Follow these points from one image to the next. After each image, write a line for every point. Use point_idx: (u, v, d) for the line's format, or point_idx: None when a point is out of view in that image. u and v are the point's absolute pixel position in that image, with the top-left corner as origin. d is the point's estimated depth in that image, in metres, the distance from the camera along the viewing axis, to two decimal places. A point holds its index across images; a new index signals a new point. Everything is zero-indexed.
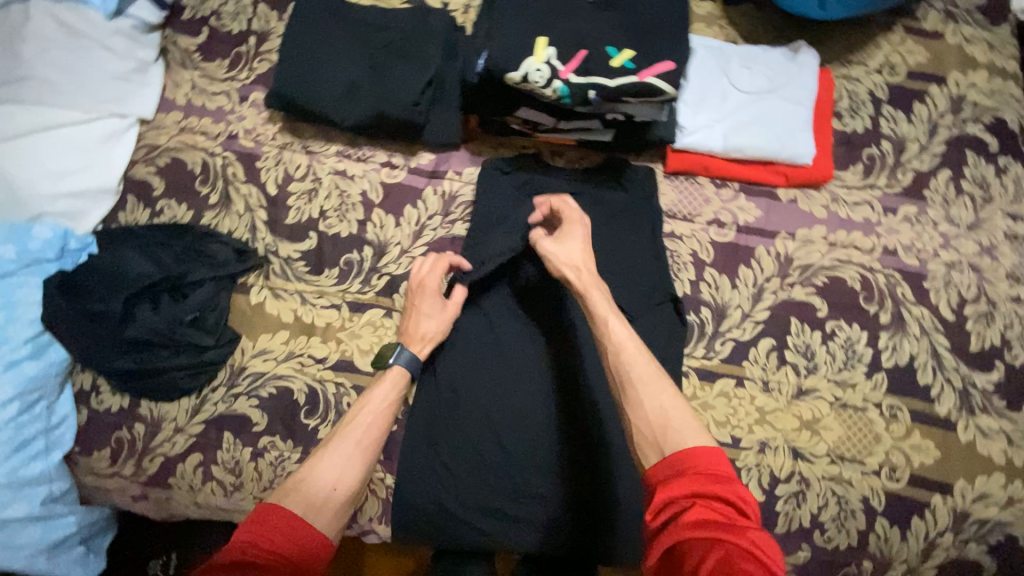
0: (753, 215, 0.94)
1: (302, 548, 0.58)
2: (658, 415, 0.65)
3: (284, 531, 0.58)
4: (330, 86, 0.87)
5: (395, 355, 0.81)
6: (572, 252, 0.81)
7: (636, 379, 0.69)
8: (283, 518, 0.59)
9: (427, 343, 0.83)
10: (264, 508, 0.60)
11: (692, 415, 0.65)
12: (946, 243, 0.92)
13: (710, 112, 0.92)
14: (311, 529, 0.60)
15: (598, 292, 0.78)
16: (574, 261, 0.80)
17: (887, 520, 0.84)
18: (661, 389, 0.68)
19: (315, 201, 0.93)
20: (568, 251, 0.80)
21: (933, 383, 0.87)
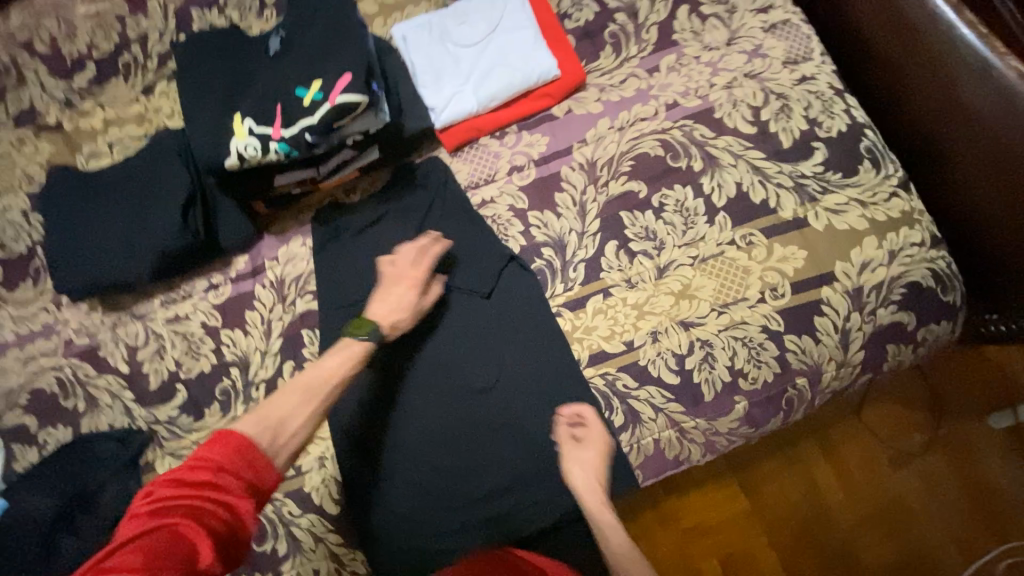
0: (543, 144, 0.95)
1: (249, 477, 0.63)
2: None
3: (233, 462, 0.62)
4: (110, 254, 0.89)
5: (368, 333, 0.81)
6: (584, 478, 0.81)
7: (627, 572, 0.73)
8: (232, 447, 0.64)
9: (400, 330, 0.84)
10: (221, 434, 0.64)
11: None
12: (715, 69, 0.94)
13: (452, 78, 0.93)
14: (268, 464, 0.65)
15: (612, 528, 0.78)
16: (586, 486, 0.80)
17: (796, 334, 0.85)
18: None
19: (168, 355, 0.95)
20: (581, 477, 0.81)
21: (767, 195, 0.89)
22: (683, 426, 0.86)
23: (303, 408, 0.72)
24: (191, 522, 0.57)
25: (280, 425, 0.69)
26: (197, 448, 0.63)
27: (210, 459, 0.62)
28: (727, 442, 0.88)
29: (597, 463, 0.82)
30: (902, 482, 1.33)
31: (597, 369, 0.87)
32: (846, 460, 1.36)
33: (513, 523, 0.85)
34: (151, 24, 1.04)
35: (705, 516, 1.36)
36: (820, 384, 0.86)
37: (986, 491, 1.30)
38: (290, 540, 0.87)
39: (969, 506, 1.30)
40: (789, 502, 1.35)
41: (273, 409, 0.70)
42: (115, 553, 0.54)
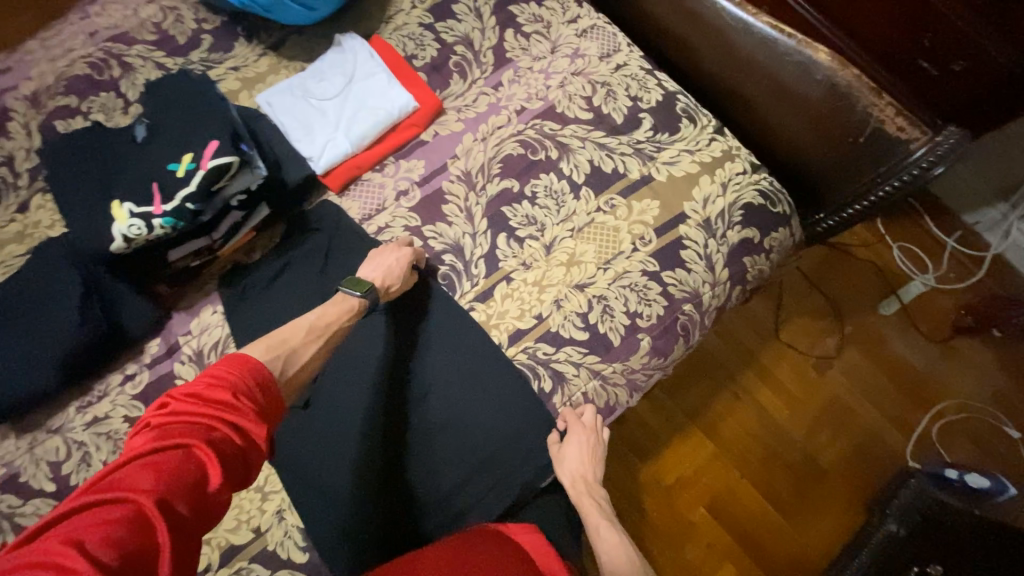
0: (420, 167, 1.06)
1: (259, 408, 0.63)
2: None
3: (247, 384, 0.64)
4: (10, 369, 0.88)
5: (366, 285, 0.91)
6: (569, 466, 0.91)
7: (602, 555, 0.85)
8: (243, 377, 0.64)
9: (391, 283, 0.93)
10: (234, 357, 0.67)
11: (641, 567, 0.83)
12: (548, 74, 1.11)
13: (323, 129, 1.03)
14: (277, 392, 0.67)
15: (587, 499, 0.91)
16: (571, 473, 0.91)
17: (670, 270, 1.00)
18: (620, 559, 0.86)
19: (95, 459, 0.92)
20: (567, 465, 0.91)
21: (616, 163, 1.05)
22: (603, 374, 0.96)
23: (312, 351, 0.79)
24: (204, 439, 0.57)
25: (289, 360, 0.75)
26: (209, 370, 0.64)
27: (223, 382, 0.62)
28: (645, 377, 0.99)
29: (584, 451, 0.91)
30: (831, 381, 1.51)
31: (517, 346, 0.97)
32: (781, 378, 1.52)
33: (481, 508, 0.91)
34: (15, 144, 1.05)
35: (681, 469, 1.46)
36: (703, 305, 1.01)
37: (890, 366, 1.51)
38: None
39: (887, 384, 1.50)
40: (746, 431, 1.48)
41: (283, 347, 0.76)
42: (121, 469, 0.53)
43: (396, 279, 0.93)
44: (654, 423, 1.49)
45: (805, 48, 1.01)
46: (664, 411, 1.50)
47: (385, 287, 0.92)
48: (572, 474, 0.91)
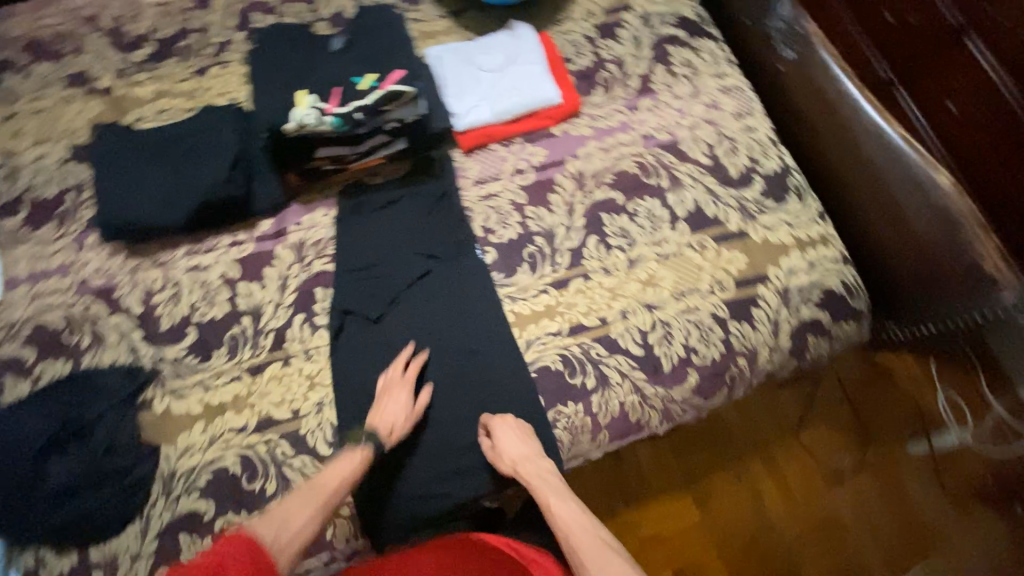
0: (541, 155, 1.15)
1: (247, 566, 0.68)
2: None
3: (242, 560, 0.68)
4: (153, 199, 1.00)
5: (367, 438, 0.90)
6: (515, 446, 0.93)
7: (586, 556, 0.82)
8: (238, 550, 0.69)
9: (394, 428, 0.92)
10: (239, 533, 0.72)
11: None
12: (681, 113, 1.20)
13: (473, 94, 1.14)
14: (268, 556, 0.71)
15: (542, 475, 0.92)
16: (513, 456, 0.91)
17: (738, 321, 1.04)
18: (605, 559, 0.81)
19: (183, 301, 1.02)
20: (512, 446, 0.92)
21: (719, 210, 1.11)
22: (645, 393, 1.00)
23: (307, 506, 0.81)
24: None
25: (293, 533, 0.78)
26: (214, 546, 0.69)
27: (228, 561, 0.67)
28: (681, 411, 1.03)
29: (523, 437, 0.94)
30: (837, 500, 1.49)
31: (575, 338, 1.02)
32: (789, 478, 1.51)
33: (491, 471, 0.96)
34: (215, 20, 1.21)
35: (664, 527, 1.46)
36: (757, 364, 1.04)
37: (901, 504, 1.48)
38: (279, 480, 0.92)
39: (891, 522, 1.46)
40: (738, 516, 1.47)
41: (283, 512, 0.79)
42: None
43: (401, 428, 0.92)
44: (650, 475, 1.50)
45: (927, 169, 1.02)
46: (664, 466, 1.51)
47: (389, 433, 0.91)
48: (515, 459, 0.91)
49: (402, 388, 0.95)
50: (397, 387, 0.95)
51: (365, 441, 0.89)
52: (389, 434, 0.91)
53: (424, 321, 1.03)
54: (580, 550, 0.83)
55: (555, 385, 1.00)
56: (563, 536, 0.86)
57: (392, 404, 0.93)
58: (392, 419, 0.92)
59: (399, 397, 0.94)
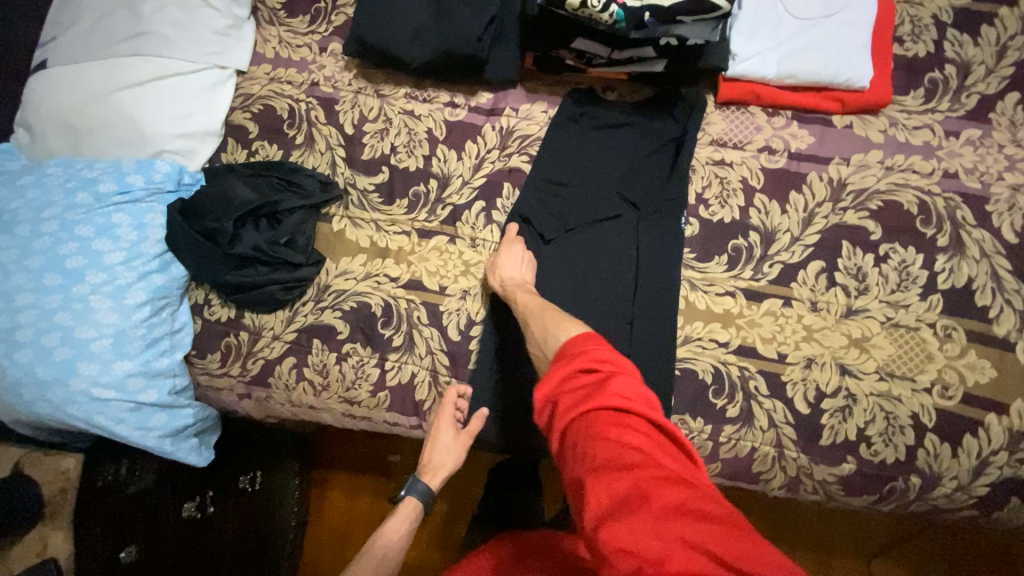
0: (806, 142, 0.94)
1: None
2: (544, 332, 0.73)
3: None
4: (402, 29, 0.95)
5: (409, 488, 0.89)
6: (513, 268, 0.91)
7: (530, 315, 0.79)
8: None
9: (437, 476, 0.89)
10: None
11: (568, 320, 0.72)
12: (1012, 165, 0.90)
13: (765, 38, 0.93)
14: None
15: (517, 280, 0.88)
16: (511, 274, 0.90)
17: (939, 437, 0.85)
18: (548, 313, 0.77)
19: (387, 139, 1.03)
20: (511, 267, 0.91)
21: (992, 304, 0.86)
22: (785, 451, 0.87)
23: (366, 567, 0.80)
24: None
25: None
26: None
27: None
28: (810, 489, 0.89)
29: (525, 260, 0.92)
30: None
31: (739, 360, 0.89)
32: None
33: None
34: None
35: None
36: (929, 492, 0.86)
37: None
38: (407, 338, 0.96)
39: None
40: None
41: None
42: None
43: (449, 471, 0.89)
44: None
45: None
46: None
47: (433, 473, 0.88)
48: (510, 270, 0.91)
49: (447, 428, 0.89)
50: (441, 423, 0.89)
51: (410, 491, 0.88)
52: (433, 479, 0.89)
53: (594, 263, 0.96)
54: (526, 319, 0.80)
55: (693, 393, 0.90)
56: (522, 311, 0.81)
57: (440, 442, 0.88)
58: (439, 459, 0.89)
59: (446, 435, 0.89)
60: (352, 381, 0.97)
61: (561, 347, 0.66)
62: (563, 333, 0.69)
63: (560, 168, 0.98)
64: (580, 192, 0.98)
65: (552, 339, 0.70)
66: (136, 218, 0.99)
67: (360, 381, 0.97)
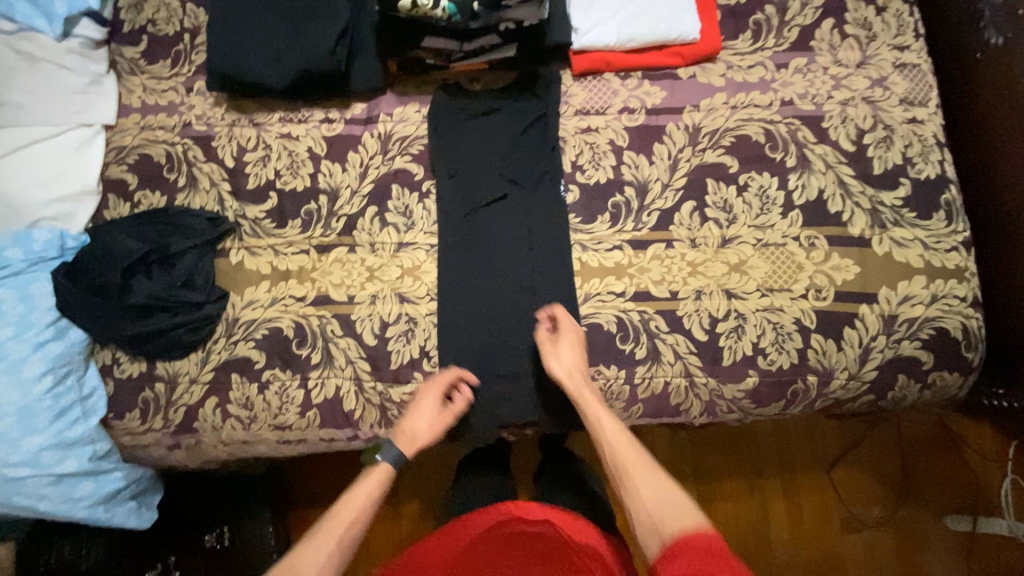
0: (659, 97, 1.02)
1: None
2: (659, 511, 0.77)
3: None
4: (257, 56, 0.97)
5: (384, 453, 0.89)
6: (566, 358, 0.89)
7: (632, 468, 0.81)
8: None
9: (416, 443, 0.89)
10: None
11: (685, 497, 0.78)
12: (838, 83, 1.00)
13: (601, 9, 1.00)
14: None
15: (584, 388, 0.88)
16: (566, 368, 0.88)
17: (823, 336, 0.93)
18: (658, 482, 0.80)
19: (270, 165, 1.04)
20: (563, 358, 0.88)
21: (844, 209, 0.95)
22: (695, 379, 0.94)
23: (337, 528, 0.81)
24: None
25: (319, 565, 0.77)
26: None
27: None
28: (726, 409, 0.96)
29: (573, 345, 0.90)
30: (847, 542, 1.45)
31: (638, 305, 0.95)
32: (803, 506, 1.48)
33: (520, 408, 0.95)
34: None
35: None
36: (827, 388, 0.94)
37: (911, 566, 1.43)
38: (325, 353, 0.97)
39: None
40: (741, 524, 1.47)
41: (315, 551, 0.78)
42: None
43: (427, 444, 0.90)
44: (663, 460, 1.49)
45: None
46: (681, 456, 1.49)
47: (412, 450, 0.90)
48: (570, 368, 0.88)
49: (432, 399, 0.90)
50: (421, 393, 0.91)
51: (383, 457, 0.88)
52: (410, 448, 0.89)
53: (493, 246, 1.00)
54: (618, 455, 0.82)
55: (603, 344, 0.95)
56: (609, 451, 0.83)
57: (421, 410, 0.90)
58: (418, 428, 0.90)
59: (426, 404, 0.90)
60: (279, 407, 0.96)
61: (684, 534, 0.72)
62: (667, 499, 0.77)
63: (443, 161, 1.02)
64: (467, 179, 1.01)
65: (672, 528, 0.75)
66: (21, 290, 0.96)
67: (286, 405, 0.96)
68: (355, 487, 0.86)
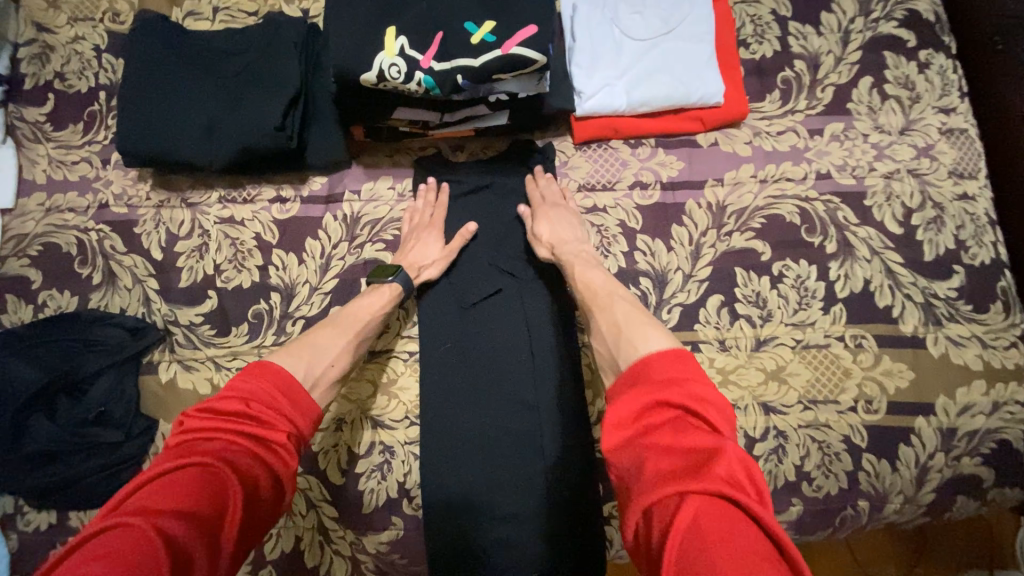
0: (675, 169, 0.87)
1: None
2: (612, 336, 0.65)
3: None
4: (186, 131, 0.78)
5: (395, 275, 0.78)
6: (558, 226, 0.80)
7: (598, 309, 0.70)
8: None
9: (425, 272, 0.81)
10: None
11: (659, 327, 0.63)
12: (880, 153, 0.86)
13: (607, 68, 0.84)
14: None
15: (581, 256, 0.77)
16: (553, 232, 0.80)
17: (875, 455, 0.80)
18: (624, 313, 0.67)
19: (208, 256, 0.85)
20: (555, 226, 0.80)
21: (894, 303, 0.82)
22: None
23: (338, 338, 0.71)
24: None
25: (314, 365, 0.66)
26: None
27: None
28: None
29: (567, 217, 0.81)
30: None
31: None
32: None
33: (523, 557, 0.78)
34: None
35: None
36: (880, 513, 0.80)
37: None
38: None
39: None
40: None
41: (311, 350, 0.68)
42: None
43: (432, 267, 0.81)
44: None
45: None
46: None
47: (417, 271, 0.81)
48: (552, 240, 0.79)
49: (434, 230, 0.83)
50: (424, 227, 0.83)
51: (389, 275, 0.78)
52: (417, 274, 0.81)
53: (486, 353, 0.83)
54: (594, 304, 0.70)
55: None
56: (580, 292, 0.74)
57: (425, 237, 0.82)
58: (422, 257, 0.82)
59: (429, 236, 0.82)
60: None
61: (646, 364, 0.57)
62: (647, 339, 0.61)
63: None
64: (455, 274, 0.85)
65: (627, 343, 0.62)
66: None
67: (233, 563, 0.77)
68: (358, 300, 0.77)
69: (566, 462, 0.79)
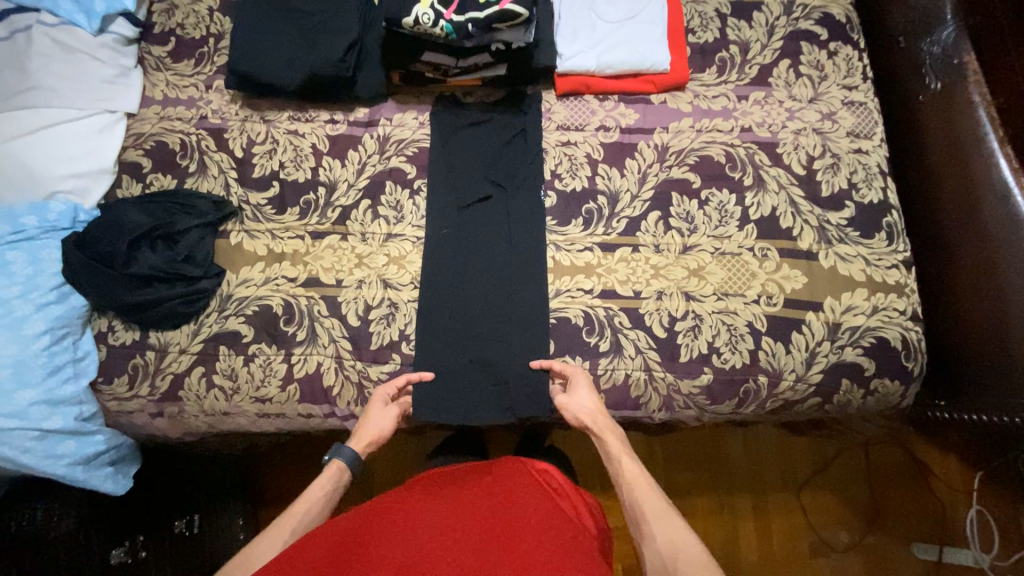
0: (632, 118, 1.14)
1: None
2: (670, 550, 0.78)
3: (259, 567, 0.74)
4: (274, 61, 1.09)
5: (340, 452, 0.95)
6: (584, 401, 0.96)
7: (647, 513, 0.84)
8: None
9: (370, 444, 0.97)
10: None
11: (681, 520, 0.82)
12: (792, 115, 1.11)
13: (583, 39, 1.12)
14: None
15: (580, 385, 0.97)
16: (585, 408, 0.95)
17: (773, 338, 1.00)
18: (672, 525, 0.82)
19: (275, 157, 1.14)
20: (580, 402, 0.96)
21: (794, 225, 1.05)
22: (653, 373, 1.00)
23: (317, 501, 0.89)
24: None
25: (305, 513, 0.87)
26: None
27: None
28: (684, 404, 1.02)
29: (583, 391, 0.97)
30: (815, 567, 1.46)
31: (604, 303, 1.03)
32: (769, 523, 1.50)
33: (488, 392, 1.02)
34: None
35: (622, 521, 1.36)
36: (776, 388, 1.00)
37: None
38: (309, 331, 1.03)
39: None
40: (705, 536, 1.49)
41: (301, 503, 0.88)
42: None
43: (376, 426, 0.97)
44: None
45: None
46: (650, 466, 1.53)
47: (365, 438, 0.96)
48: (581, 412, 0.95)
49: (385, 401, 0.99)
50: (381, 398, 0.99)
51: (338, 454, 0.95)
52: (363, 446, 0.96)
53: (475, 240, 1.08)
54: (642, 506, 0.85)
55: (570, 336, 1.02)
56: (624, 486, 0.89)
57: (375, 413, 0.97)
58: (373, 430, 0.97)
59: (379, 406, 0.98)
60: (262, 379, 1.02)
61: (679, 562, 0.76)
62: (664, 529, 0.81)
63: (432, 165, 1.12)
64: (457, 182, 1.11)
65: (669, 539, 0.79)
66: (32, 254, 1.01)
67: (268, 377, 1.02)
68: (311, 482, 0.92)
69: (529, 322, 1.03)
